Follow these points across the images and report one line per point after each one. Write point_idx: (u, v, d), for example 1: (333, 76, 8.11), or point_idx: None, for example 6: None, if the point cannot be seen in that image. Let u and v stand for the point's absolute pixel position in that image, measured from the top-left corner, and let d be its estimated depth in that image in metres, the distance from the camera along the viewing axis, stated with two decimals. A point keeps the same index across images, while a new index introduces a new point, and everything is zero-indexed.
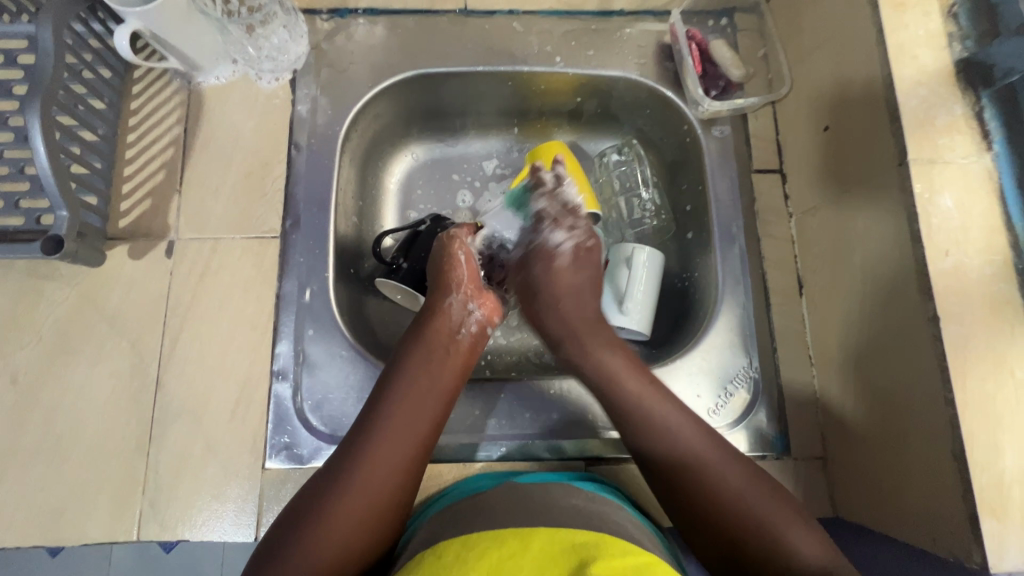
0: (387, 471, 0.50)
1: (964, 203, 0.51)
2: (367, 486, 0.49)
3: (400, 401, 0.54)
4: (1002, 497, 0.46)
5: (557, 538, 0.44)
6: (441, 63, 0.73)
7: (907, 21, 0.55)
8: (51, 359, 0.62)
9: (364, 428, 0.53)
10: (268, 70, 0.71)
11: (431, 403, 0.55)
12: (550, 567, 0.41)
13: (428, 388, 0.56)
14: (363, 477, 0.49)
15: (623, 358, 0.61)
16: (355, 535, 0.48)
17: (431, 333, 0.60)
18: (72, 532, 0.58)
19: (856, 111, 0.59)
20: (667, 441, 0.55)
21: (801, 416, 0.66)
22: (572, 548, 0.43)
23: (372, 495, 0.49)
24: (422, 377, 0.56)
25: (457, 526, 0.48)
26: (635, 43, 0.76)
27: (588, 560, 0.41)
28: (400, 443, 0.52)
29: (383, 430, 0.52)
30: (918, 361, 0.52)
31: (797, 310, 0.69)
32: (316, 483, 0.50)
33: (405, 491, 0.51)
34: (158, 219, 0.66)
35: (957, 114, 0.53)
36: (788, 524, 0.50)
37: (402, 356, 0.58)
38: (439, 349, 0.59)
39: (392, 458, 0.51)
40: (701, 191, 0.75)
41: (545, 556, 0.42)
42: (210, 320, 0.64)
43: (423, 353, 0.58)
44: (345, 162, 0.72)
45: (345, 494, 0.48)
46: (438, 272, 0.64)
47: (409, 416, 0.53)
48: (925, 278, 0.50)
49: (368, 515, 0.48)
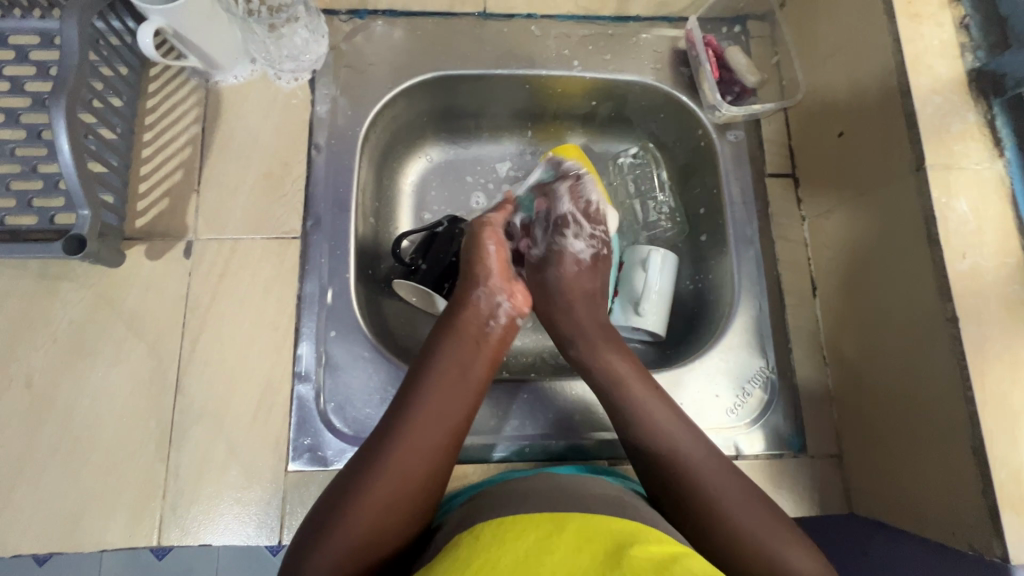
0: (422, 459, 0.50)
1: (978, 207, 0.53)
2: (402, 473, 0.49)
3: (433, 390, 0.54)
4: (1021, 492, 0.47)
5: (593, 523, 0.43)
6: (460, 65, 0.74)
7: (922, 31, 0.57)
8: (67, 361, 0.61)
9: (398, 416, 0.53)
10: (288, 70, 0.71)
11: (462, 393, 0.55)
12: (587, 547, 0.40)
13: (458, 379, 0.56)
14: (397, 464, 0.49)
15: (639, 382, 0.60)
16: (392, 518, 0.48)
17: (461, 326, 0.60)
18: (91, 537, 0.57)
19: (871, 118, 0.61)
20: (676, 459, 0.55)
21: (817, 415, 0.68)
22: (608, 533, 0.42)
23: (407, 480, 0.49)
24: (452, 367, 0.57)
25: (490, 511, 0.48)
26: (651, 48, 0.77)
27: (625, 543, 0.40)
28: (434, 431, 0.52)
29: (417, 417, 0.52)
30: (935, 360, 0.53)
31: (811, 311, 0.71)
32: (352, 468, 0.50)
33: (440, 477, 0.51)
34: (176, 218, 0.66)
35: (971, 122, 0.55)
36: (784, 545, 0.49)
37: (434, 348, 0.58)
38: (469, 340, 0.59)
39: (427, 447, 0.51)
40: (715, 194, 0.76)
41: (583, 536, 0.41)
42: (231, 322, 0.64)
43: (455, 344, 0.58)
44: (364, 163, 0.72)
45: (381, 479, 0.48)
46: (465, 265, 0.64)
47: (442, 405, 0.54)
48: (944, 279, 0.52)
49: (404, 499, 0.49)
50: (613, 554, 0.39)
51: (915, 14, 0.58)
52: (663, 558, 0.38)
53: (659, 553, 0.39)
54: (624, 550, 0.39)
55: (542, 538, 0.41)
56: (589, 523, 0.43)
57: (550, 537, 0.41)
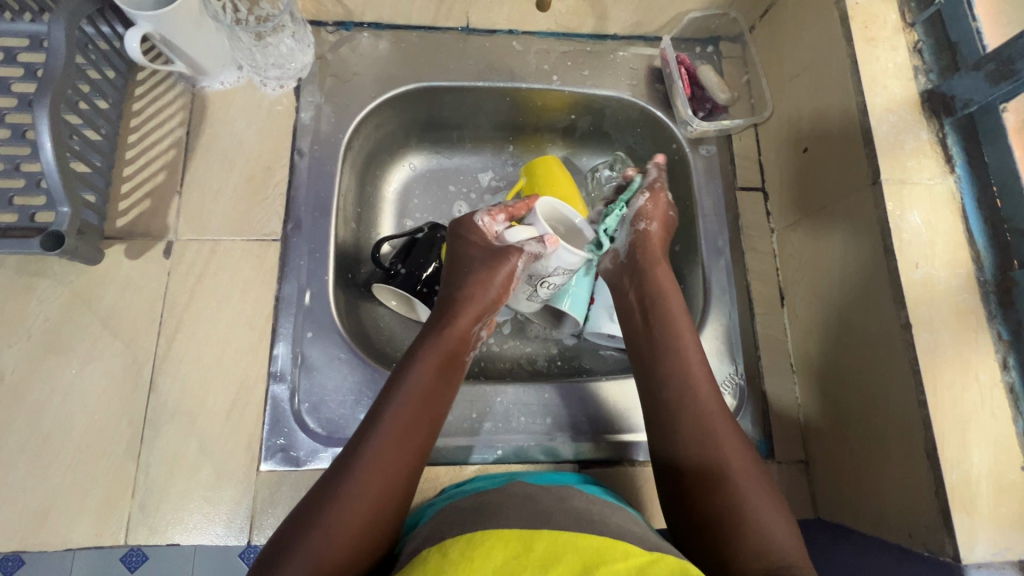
0: (389, 488, 0.50)
1: (931, 220, 0.55)
2: (370, 493, 0.49)
3: (412, 407, 0.54)
4: (971, 492, 0.49)
5: (558, 543, 0.43)
6: (443, 77, 0.76)
7: (878, 54, 0.61)
8: (42, 357, 0.61)
9: (363, 443, 0.52)
10: (274, 78, 0.73)
11: (430, 418, 0.55)
12: (555, 569, 0.40)
13: (430, 404, 0.56)
14: (367, 492, 0.49)
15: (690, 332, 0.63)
16: (365, 541, 0.47)
17: (442, 345, 0.60)
18: (57, 536, 0.57)
19: (832, 133, 0.64)
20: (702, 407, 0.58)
21: (784, 422, 0.69)
22: (575, 552, 0.42)
23: (377, 506, 0.49)
24: (426, 390, 0.56)
25: (464, 525, 0.47)
26: (627, 65, 0.80)
27: (592, 565, 0.40)
28: (403, 453, 0.52)
29: (392, 431, 0.52)
30: (891, 363, 0.55)
31: (779, 321, 0.73)
32: (321, 485, 0.50)
33: (404, 500, 0.51)
34: (157, 219, 0.66)
35: (923, 140, 0.58)
36: (770, 514, 0.51)
37: (407, 370, 0.57)
38: (447, 360, 0.59)
39: (394, 470, 0.51)
40: (688, 206, 0.78)
41: (550, 559, 0.41)
42: (209, 321, 0.64)
43: (429, 368, 0.58)
44: (347, 168, 0.74)
45: (349, 505, 0.47)
46: (459, 271, 0.64)
47: (411, 424, 0.54)
48: (899, 287, 0.54)
49: (378, 514, 0.49)
50: None
51: (871, 38, 0.61)
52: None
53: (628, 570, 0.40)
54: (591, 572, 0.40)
55: (510, 559, 0.41)
56: (556, 542, 0.43)
57: (516, 560, 0.41)
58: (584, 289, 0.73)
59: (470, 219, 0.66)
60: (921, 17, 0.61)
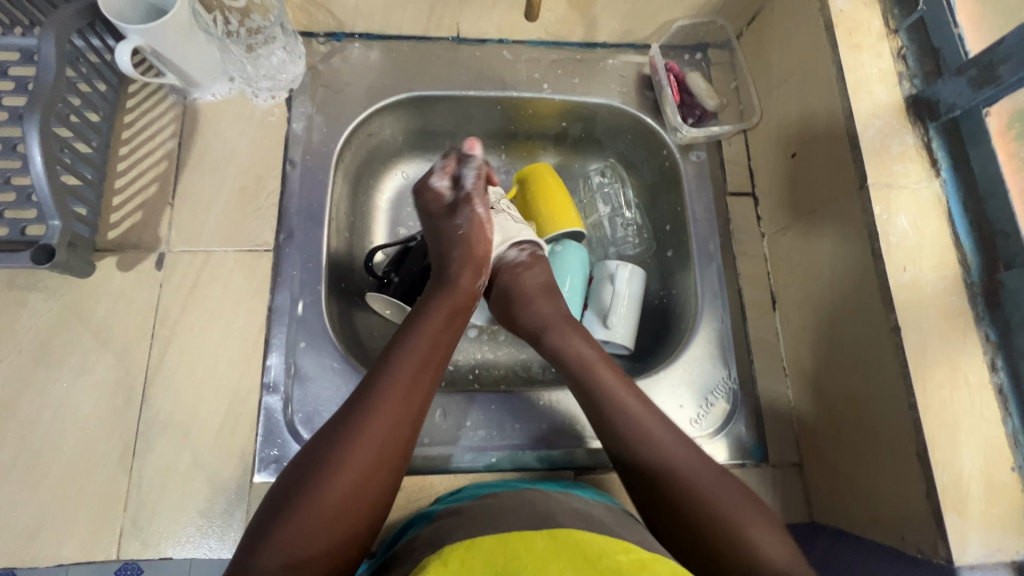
0: (392, 437, 0.50)
1: (918, 224, 0.56)
2: (371, 440, 0.48)
3: (416, 355, 0.54)
4: (962, 493, 0.49)
5: (559, 540, 0.43)
6: (434, 87, 0.77)
7: (862, 60, 0.62)
8: (32, 371, 0.61)
9: (366, 393, 0.51)
10: (265, 89, 0.73)
11: (430, 369, 0.55)
12: (557, 563, 0.40)
13: (431, 356, 0.55)
14: (373, 438, 0.48)
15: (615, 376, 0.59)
16: (370, 487, 0.48)
17: (447, 299, 0.60)
18: (48, 551, 0.56)
19: (819, 139, 0.65)
20: (656, 447, 0.54)
21: (778, 426, 0.69)
22: (576, 546, 0.42)
23: (383, 454, 0.49)
24: (427, 341, 0.56)
25: (463, 528, 0.47)
26: (617, 73, 0.81)
27: (594, 557, 0.41)
28: (407, 402, 0.51)
29: (397, 384, 0.52)
30: (882, 365, 0.55)
31: (771, 324, 0.73)
32: (320, 439, 0.49)
33: (405, 450, 0.51)
34: (148, 230, 0.66)
35: (909, 144, 0.58)
36: (753, 523, 0.49)
37: (412, 323, 0.57)
38: (452, 312, 0.59)
39: (394, 418, 0.50)
40: (679, 211, 0.79)
41: (550, 555, 0.41)
42: (202, 332, 0.64)
43: (433, 320, 0.58)
44: (339, 179, 0.74)
45: (354, 451, 0.47)
46: (464, 239, 0.64)
47: (416, 377, 0.53)
48: (887, 291, 0.54)
49: (383, 462, 0.49)
50: (583, 568, 0.40)
51: (856, 45, 0.62)
52: (633, 568, 0.40)
53: (628, 562, 0.41)
54: (593, 563, 0.40)
55: (510, 559, 0.41)
56: (557, 540, 0.43)
57: (517, 559, 0.41)
58: (576, 296, 0.74)
59: (427, 185, 0.68)
60: (904, 24, 0.62)
